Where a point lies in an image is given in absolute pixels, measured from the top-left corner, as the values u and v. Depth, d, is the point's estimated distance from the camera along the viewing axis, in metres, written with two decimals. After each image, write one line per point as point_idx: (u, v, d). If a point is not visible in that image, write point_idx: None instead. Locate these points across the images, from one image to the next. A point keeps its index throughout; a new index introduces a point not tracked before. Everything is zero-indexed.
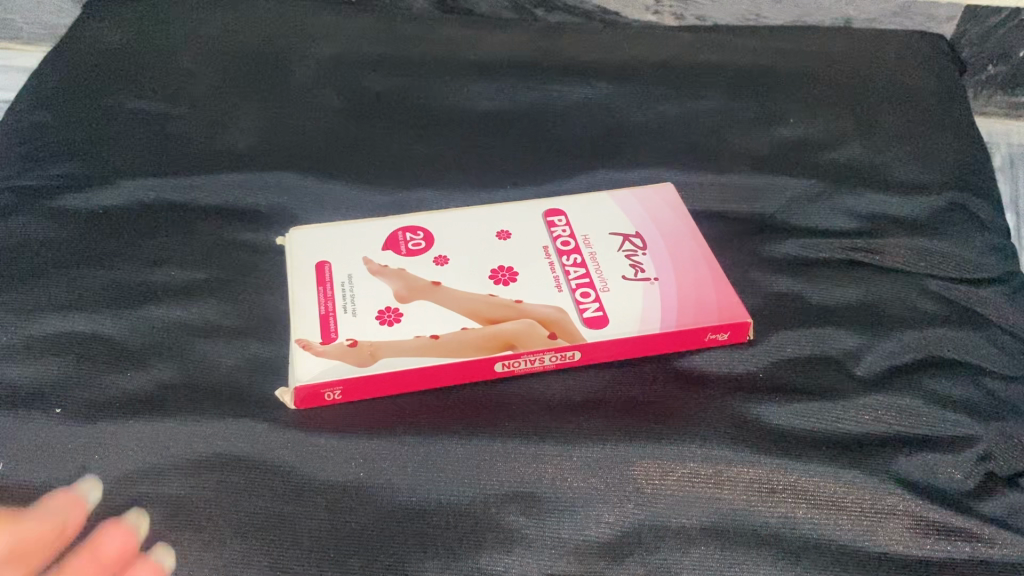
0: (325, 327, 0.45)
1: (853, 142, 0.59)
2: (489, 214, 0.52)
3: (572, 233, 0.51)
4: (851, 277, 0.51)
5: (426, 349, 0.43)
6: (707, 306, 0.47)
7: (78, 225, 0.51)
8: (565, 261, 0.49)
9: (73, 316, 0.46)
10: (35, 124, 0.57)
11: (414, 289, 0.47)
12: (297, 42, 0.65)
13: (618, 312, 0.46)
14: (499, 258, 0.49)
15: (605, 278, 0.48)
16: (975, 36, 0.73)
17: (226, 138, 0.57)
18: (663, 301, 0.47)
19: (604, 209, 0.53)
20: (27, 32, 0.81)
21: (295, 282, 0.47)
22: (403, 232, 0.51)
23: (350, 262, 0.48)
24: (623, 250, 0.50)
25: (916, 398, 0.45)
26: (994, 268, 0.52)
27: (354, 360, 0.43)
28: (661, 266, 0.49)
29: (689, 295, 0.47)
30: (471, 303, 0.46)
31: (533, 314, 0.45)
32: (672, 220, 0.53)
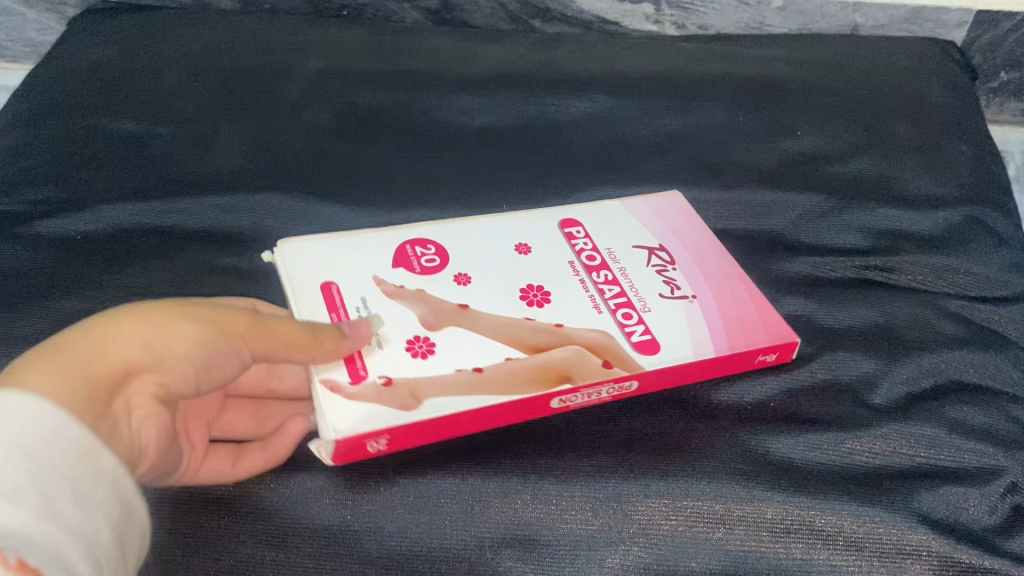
0: (352, 365, 0.40)
1: (863, 155, 0.57)
2: (502, 229, 0.49)
3: (593, 248, 0.48)
4: (864, 299, 0.48)
5: (473, 386, 0.40)
6: (752, 324, 0.45)
7: (54, 254, 0.48)
8: (596, 279, 0.46)
9: (45, 345, 0.44)
10: (12, 146, 0.55)
11: (441, 316, 0.43)
12: (286, 58, 0.62)
13: (666, 333, 0.43)
14: (526, 275, 0.46)
15: (642, 297, 0.45)
16: (987, 40, 0.71)
17: (212, 157, 0.55)
18: (707, 320, 0.45)
19: (622, 219, 0.51)
20: (10, 50, 0.79)
21: (301, 305, 0.42)
22: (412, 247, 0.47)
23: (362, 283, 0.44)
24: (653, 266, 0.48)
25: (937, 428, 0.42)
26: (1013, 286, 0.50)
27: (399, 403, 0.38)
28: (694, 281, 0.47)
29: (731, 313, 0.45)
30: (509, 329, 0.43)
31: (579, 340, 0.42)
32: (689, 228, 0.51)
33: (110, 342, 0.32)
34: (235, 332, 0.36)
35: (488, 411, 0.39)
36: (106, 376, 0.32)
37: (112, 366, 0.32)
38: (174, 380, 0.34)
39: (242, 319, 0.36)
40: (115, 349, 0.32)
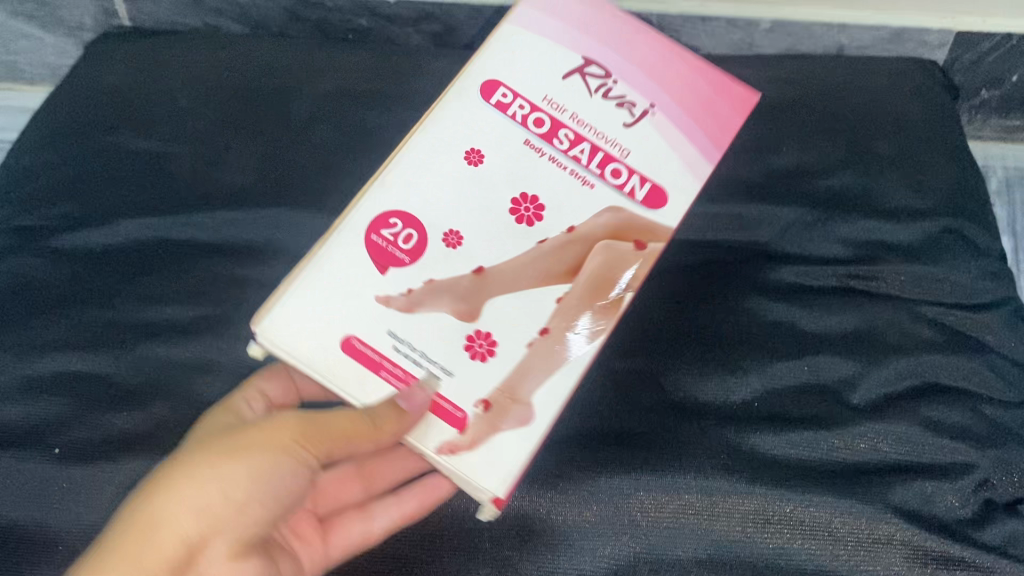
0: (444, 412, 0.43)
1: (846, 169, 0.58)
2: (438, 138, 0.48)
3: (531, 107, 0.49)
4: (847, 305, 0.50)
5: (560, 352, 0.44)
6: (710, 106, 0.51)
7: (76, 266, 0.51)
8: (561, 146, 0.48)
9: (68, 352, 0.47)
10: (36, 165, 0.58)
11: (471, 298, 0.45)
12: (291, 77, 0.64)
13: (662, 174, 0.48)
14: (492, 173, 0.48)
15: (615, 139, 0.48)
16: (968, 60, 0.72)
17: (225, 174, 0.58)
18: (683, 132, 0.49)
19: (529, 44, 0.51)
20: (28, 73, 0.82)
21: (353, 390, 0.43)
22: (376, 235, 0.46)
23: (372, 321, 0.44)
24: (598, 92, 0.50)
25: (912, 425, 0.45)
26: (990, 294, 0.52)
27: (519, 421, 0.43)
28: (640, 88, 0.50)
29: (691, 110, 0.50)
30: (533, 266, 0.46)
31: (600, 234, 0.46)
32: (586, 15, 0.53)
33: (164, 521, 0.38)
34: (286, 455, 0.41)
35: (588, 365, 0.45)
36: (162, 560, 0.38)
37: (166, 547, 0.38)
38: (241, 533, 0.40)
39: (291, 437, 0.41)
40: (169, 529, 0.38)
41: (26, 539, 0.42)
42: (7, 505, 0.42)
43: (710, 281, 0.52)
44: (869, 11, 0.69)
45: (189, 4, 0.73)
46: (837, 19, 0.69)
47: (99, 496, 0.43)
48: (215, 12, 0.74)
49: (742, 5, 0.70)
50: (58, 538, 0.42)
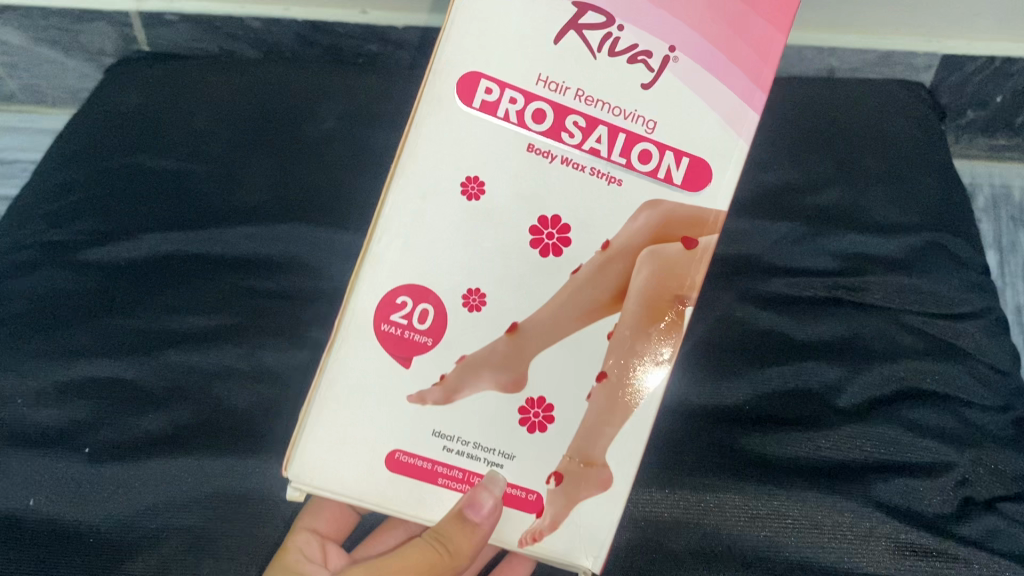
0: (514, 498, 0.42)
1: (835, 185, 0.61)
2: (427, 175, 0.42)
3: (525, 97, 0.41)
4: (833, 315, 0.53)
5: (621, 399, 0.42)
6: (742, 19, 0.41)
7: (103, 280, 0.55)
8: (573, 140, 0.41)
9: (95, 359, 0.51)
10: (62, 183, 0.61)
11: (511, 364, 0.42)
12: (302, 100, 0.67)
13: (698, 142, 0.41)
14: (502, 201, 0.42)
15: (636, 111, 0.41)
16: (954, 81, 0.74)
17: (241, 191, 0.61)
18: (712, 73, 0.41)
19: (500, 6, 0.42)
20: (51, 96, 0.85)
21: (415, 509, 0.43)
22: (389, 325, 0.43)
23: (411, 426, 0.42)
24: (604, 49, 0.41)
25: (895, 428, 0.48)
26: (973, 304, 0.55)
27: (598, 488, 0.42)
28: (655, 30, 0.41)
29: (719, 38, 0.41)
30: (570, 307, 0.42)
31: (640, 243, 0.42)
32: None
33: None
34: None
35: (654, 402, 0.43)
36: None
37: None
38: None
39: None
40: None
41: (56, 530, 0.45)
42: (39, 499, 0.46)
43: (703, 290, 0.55)
44: (859, 35, 0.71)
45: (205, 30, 0.76)
46: (828, 44, 0.71)
47: (126, 489, 0.46)
48: (230, 37, 0.76)
49: None
50: (88, 528, 0.45)
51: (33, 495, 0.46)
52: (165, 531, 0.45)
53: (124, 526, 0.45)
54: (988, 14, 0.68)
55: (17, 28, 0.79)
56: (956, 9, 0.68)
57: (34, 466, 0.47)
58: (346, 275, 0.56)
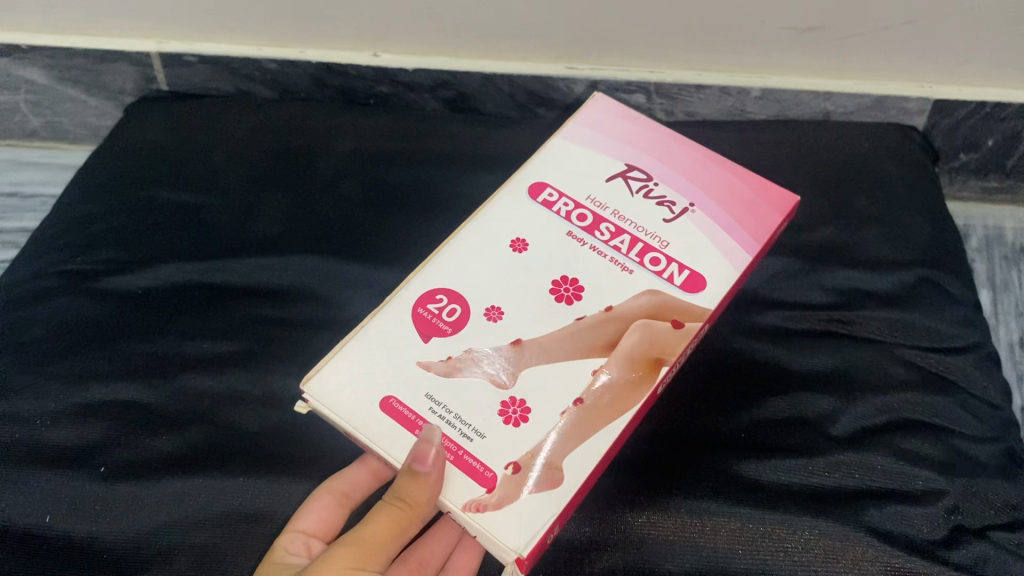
0: (472, 470, 0.44)
1: (831, 224, 0.62)
2: (488, 231, 0.53)
3: (576, 205, 0.54)
4: (827, 348, 0.55)
5: (590, 419, 0.45)
6: (750, 201, 0.55)
7: (120, 307, 0.57)
8: (602, 237, 0.52)
9: (112, 382, 0.53)
10: (81, 215, 0.63)
11: (507, 367, 0.47)
12: (318, 139, 0.69)
13: (696, 261, 0.51)
14: (536, 260, 0.51)
15: (653, 230, 0.53)
16: (946, 125, 0.76)
17: (255, 224, 0.63)
18: (720, 225, 0.53)
19: (579, 154, 0.57)
20: (72, 134, 0.89)
21: (389, 447, 0.44)
22: (424, 307, 0.49)
23: (413, 385, 0.46)
24: (640, 193, 0.55)
25: (885, 456, 0.50)
26: (964, 339, 0.56)
27: (546, 485, 0.43)
28: (681, 191, 0.55)
29: (728, 202, 0.54)
30: (569, 341, 0.48)
31: (637, 313, 0.49)
32: (633, 133, 0.59)
33: None
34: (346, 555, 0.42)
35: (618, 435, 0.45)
36: None
37: None
38: None
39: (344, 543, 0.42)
40: None
41: (75, 547, 0.47)
42: (60, 517, 0.48)
43: None
44: (853, 80, 0.73)
45: (224, 72, 0.79)
46: (823, 88, 0.73)
47: (141, 508, 0.48)
48: (247, 78, 0.79)
49: (734, 73, 0.74)
50: (104, 545, 0.47)
51: (50, 513, 0.48)
52: (176, 548, 0.47)
53: (136, 544, 0.47)
54: (980, 62, 0.70)
55: (42, 67, 0.81)
56: (948, 59, 0.70)
57: (56, 485, 0.49)
58: (356, 304, 0.58)
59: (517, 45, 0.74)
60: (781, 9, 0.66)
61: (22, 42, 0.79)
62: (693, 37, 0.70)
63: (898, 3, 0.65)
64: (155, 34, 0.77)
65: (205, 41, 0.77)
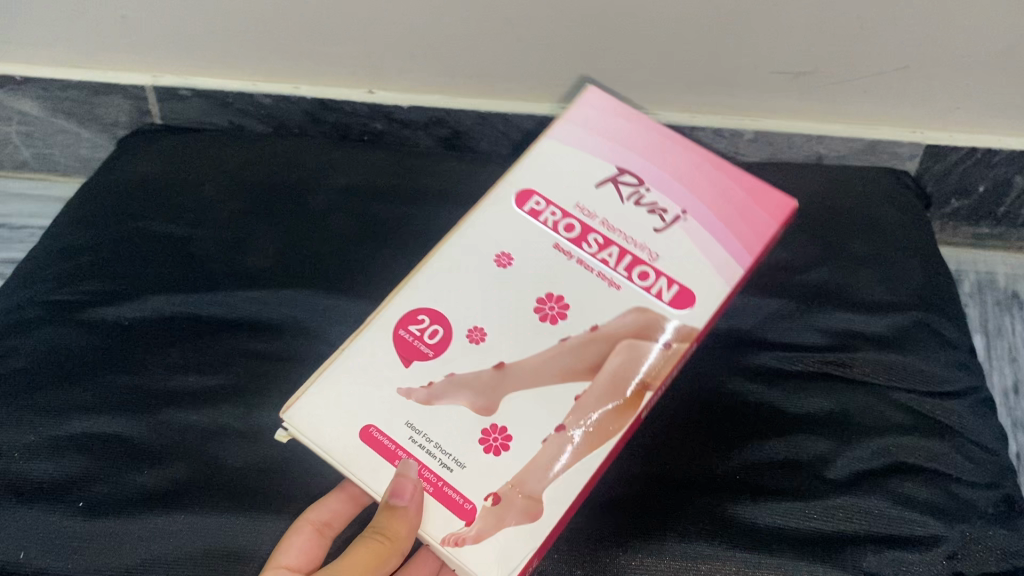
0: (451, 502, 0.43)
1: (825, 265, 0.62)
2: (467, 246, 0.50)
3: (563, 213, 0.51)
4: (823, 389, 0.55)
5: (571, 452, 0.44)
6: (741, 205, 0.51)
7: (106, 339, 0.56)
8: (590, 250, 0.49)
9: (93, 415, 0.52)
10: (67, 246, 0.63)
11: (489, 392, 0.45)
12: (311, 173, 0.69)
13: (685, 274, 0.48)
14: (522, 277, 0.49)
15: (642, 242, 0.49)
16: (938, 170, 0.76)
17: (246, 256, 0.62)
18: (713, 235, 0.49)
19: (567, 157, 0.53)
20: (63, 166, 0.89)
21: (369, 479, 0.44)
22: (405, 331, 0.48)
23: (394, 408, 0.45)
24: (631, 199, 0.51)
25: (884, 500, 0.49)
26: (959, 383, 0.56)
27: (527, 516, 0.43)
28: (674, 196, 0.51)
29: (720, 208, 0.51)
30: (552, 363, 0.46)
31: (623, 333, 0.47)
32: (624, 130, 0.54)
33: None
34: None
35: (598, 466, 0.44)
36: None
37: None
38: None
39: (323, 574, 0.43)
40: None
41: None
42: (35, 554, 0.47)
43: (698, 362, 0.56)
44: (846, 125, 0.74)
45: (218, 106, 0.79)
46: (816, 132, 0.74)
47: (119, 546, 0.47)
48: (241, 112, 0.79)
49: (726, 116, 0.74)
50: None
51: (24, 549, 0.47)
52: None
53: None
54: (972, 107, 0.71)
55: (34, 98, 0.81)
56: (940, 105, 0.71)
57: (32, 520, 0.48)
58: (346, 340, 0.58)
59: (512, 85, 0.74)
60: (775, 53, 0.67)
61: (16, 73, 0.79)
62: (688, 79, 0.71)
63: (891, 49, 0.65)
64: (150, 67, 0.77)
65: (200, 75, 0.77)
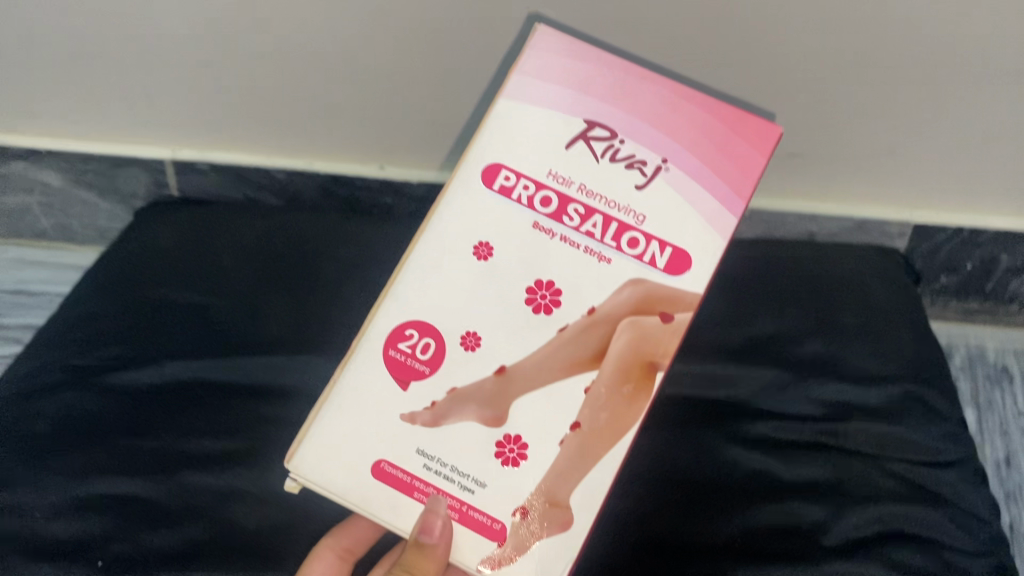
0: (479, 525, 0.44)
1: (819, 337, 0.64)
2: (442, 242, 0.47)
3: (537, 186, 0.46)
4: (819, 459, 0.56)
5: (591, 446, 0.44)
6: (725, 142, 0.46)
7: (124, 402, 0.58)
8: (572, 223, 0.45)
9: (113, 477, 0.54)
10: (87, 311, 0.65)
11: (495, 402, 0.45)
12: (323, 244, 0.71)
13: (676, 232, 0.45)
14: (510, 268, 0.46)
15: (626, 204, 0.45)
16: (927, 248, 0.79)
17: (261, 324, 0.65)
18: (700, 184, 0.45)
19: (525, 119, 0.47)
20: (81, 235, 0.92)
21: (391, 518, 0.44)
22: (394, 350, 0.46)
23: (403, 443, 0.45)
24: (606, 156, 0.46)
25: (879, 567, 0.51)
26: (951, 453, 0.58)
27: (558, 526, 0.43)
28: (652, 143, 0.46)
29: (703, 151, 0.46)
30: (552, 360, 0.44)
31: (621, 313, 0.44)
32: (583, 73, 0.48)
33: None
34: None
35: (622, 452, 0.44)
36: None
37: None
38: None
39: None
40: None
41: None
42: None
43: (698, 431, 0.58)
44: (837, 204, 0.77)
45: (235, 179, 0.83)
46: (809, 211, 0.77)
47: None
48: (256, 186, 0.83)
49: None
50: None
51: None
52: None
53: None
54: (957, 189, 0.74)
55: (57, 171, 0.84)
56: (927, 187, 0.74)
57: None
58: None
59: None
60: None
61: (41, 147, 0.82)
62: None
63: (878, 133, 0.69)
64: (170, 142, 0.81)
65: (218, 150, 0.81)
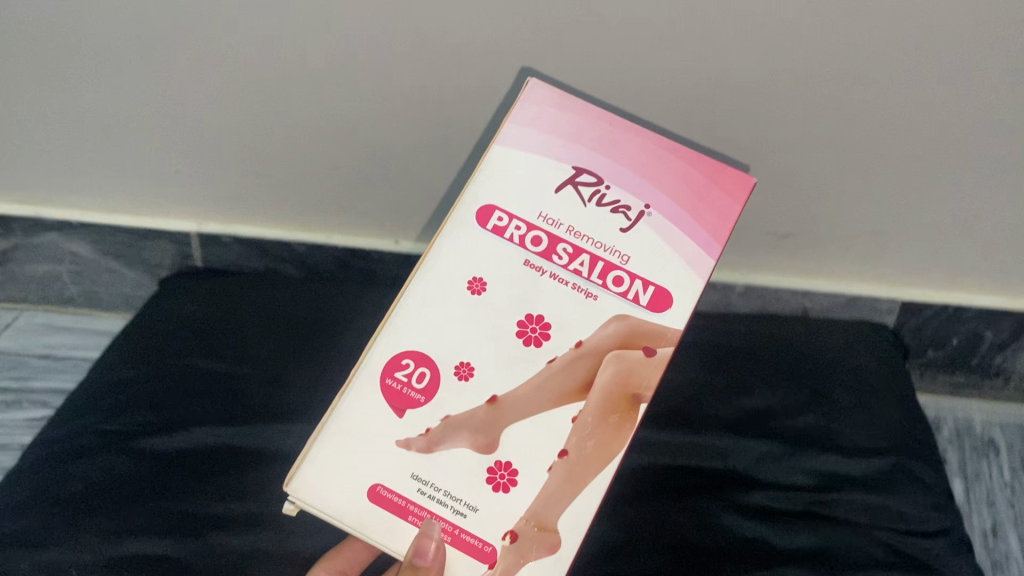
0: (470, 548, 0.44)
1: (810, 411, 0.68)
2: (435, 278, 0.47)
3: (527, 226, 0.47)
4: (810, 527, 0.60)
5: (580, 474, 0.44)
6: (704, 190, 0.47)
7: (155, 466, 0.61)
8: (560, 262, 0.46)
9: (145, 537, 0.57)
10: (117, 378, 0.69)
11: (486, 429, 0.45)
12: (341, 315, 0.76)
13: (660, 274, 0.45)
14: (502, 302, 0.46)
15: (612, 245, 0.46)
16: (915, 323, 0.83)
17: (284, 392, 0.68)
18: (682, 228, 0.46)
19: (517, 164, 0.48)
20: (106, 302, 0.96)
21: (387, 541, 0.44)
22: (388, 378, 0.46)
23: (397, 468, 0.45)
24: (593, 200, 0.47)
25: None
26: (937, 523, 0.61)
27: (547, 550, 0.43)
28: (636, 189, 0.47)
29: (684, 198, 0.47)
30: (544, 389, 0.45)
31: (609, 345, 0.45)
32: (573, 122, 0.48)
33: None
34: None
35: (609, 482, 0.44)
36: None
37: None
38: None
39: None
40: None
41: None
42: None
43: (694, 499, 0.62)
44: (827, 281, 0.81)
45: (256, 251, 0.87)
46: (801, 287, 0.81)
47: None
48: (276, 257, 0.87)
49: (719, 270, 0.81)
50: None
51: None
52: None
53: None
54: (941, 268, 0.79)
55: (87, 241, 0.89)
56: (913, 265, 0.79)
57: None
58: None
59: None
60: (762, 217, 0.75)
61: (73, 219, 0.87)
62: None
63: (865, 216, 0.74)
64: (196, 216, 0.85)
65: (241, 224, 0.85)
